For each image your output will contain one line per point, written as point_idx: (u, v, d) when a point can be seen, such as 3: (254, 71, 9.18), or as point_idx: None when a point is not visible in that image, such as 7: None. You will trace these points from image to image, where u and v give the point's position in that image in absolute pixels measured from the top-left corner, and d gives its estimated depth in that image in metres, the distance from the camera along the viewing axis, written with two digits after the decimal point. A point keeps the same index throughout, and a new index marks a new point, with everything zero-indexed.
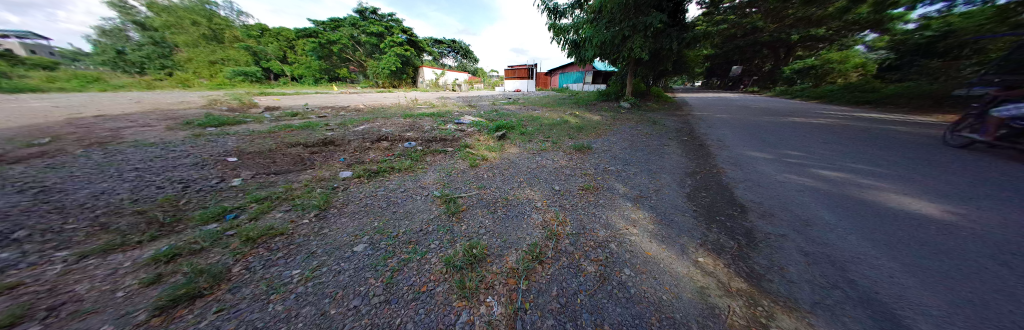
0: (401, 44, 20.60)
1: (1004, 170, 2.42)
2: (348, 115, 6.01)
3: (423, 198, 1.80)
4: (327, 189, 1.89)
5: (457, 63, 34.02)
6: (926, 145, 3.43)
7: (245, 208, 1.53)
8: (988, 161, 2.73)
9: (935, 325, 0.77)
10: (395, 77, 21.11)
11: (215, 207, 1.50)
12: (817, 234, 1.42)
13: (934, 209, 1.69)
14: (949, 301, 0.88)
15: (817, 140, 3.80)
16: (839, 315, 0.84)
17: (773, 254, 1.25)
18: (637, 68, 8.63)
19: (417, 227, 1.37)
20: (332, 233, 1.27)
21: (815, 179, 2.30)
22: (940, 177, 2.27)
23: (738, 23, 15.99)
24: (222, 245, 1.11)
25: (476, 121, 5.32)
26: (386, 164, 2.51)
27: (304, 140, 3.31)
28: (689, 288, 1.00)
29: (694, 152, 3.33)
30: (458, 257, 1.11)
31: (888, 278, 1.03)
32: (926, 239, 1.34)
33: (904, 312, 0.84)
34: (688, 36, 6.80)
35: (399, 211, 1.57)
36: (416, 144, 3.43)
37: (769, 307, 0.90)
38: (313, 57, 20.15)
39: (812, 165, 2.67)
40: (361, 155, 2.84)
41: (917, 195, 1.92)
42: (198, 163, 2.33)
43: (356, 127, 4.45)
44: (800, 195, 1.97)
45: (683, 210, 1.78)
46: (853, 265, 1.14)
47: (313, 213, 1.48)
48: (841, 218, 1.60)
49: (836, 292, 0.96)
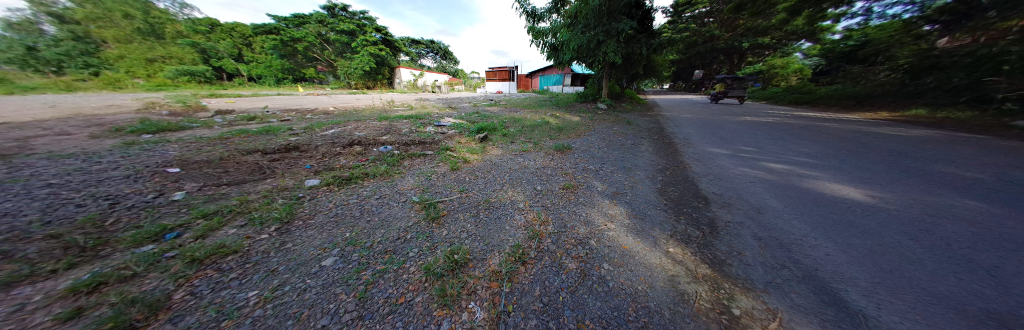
0: (375, 43, 19.96)
1: (910, 159, 2.90)
2: (315, 119, 5.58)
3: (401, 204, 1.72)
4: (290, 199, 1.73)
5: (436, 64, 33.35)
6: (850, 139, 4.02)
7: (189, 226, 1.34)
8: (900, 151, 3.25)
9: (863, 297, 0.91)
10: (368, 78, 20.26)
11: (153, 226, 1.29)
12: (768, 221, 1.59)
13: (860, 194, 1.97)
14: (870, 274, 1.04)
15: (768, 136, 4.27)
16: (787, 292, 0.95)
17: (732, 240, 1.38)
18: (611, 71, 9.11)
19: (393, 235, 1.30)
20: (297, 248, 1.16)
21: (765, 171, 2.58)
22: (862, 166, 2.67)
23: (698, 31, 17.53)
24: (161, 269, 0.96)
25: (457, 123, 5.23)
26: (359, 170, 2.36)
27: (262, 146, 2.99)
28: (663, 277, 1.06)
29: (664, 149, 3.57)
30: (438, 264, 1.07)
31: (825, 257, 1.19)
32: (851, 219, 1.58)
33: (838, 286, 0.98)
34: (656, 42, 7.34)
35: (373, 220, 1.48)
36: (393, 148, 3.28)
37: (730, 289, 0.99)
38: (274, 55, 18.49)
39: (763, 159, 3.00)
40: (330, 161, 2.65)
41: (845, 182, 2.24)
42: (130, 175, 2.01)
43: (325, 131, 4.15)
44: (754, 186, 2.21)
45: (655, 203, 1.90)
46: (797, 246, 1.29)
47: (274, 227, 1.34)
48: (785, 205, 1.82)
49: (785, 271, 1.09)
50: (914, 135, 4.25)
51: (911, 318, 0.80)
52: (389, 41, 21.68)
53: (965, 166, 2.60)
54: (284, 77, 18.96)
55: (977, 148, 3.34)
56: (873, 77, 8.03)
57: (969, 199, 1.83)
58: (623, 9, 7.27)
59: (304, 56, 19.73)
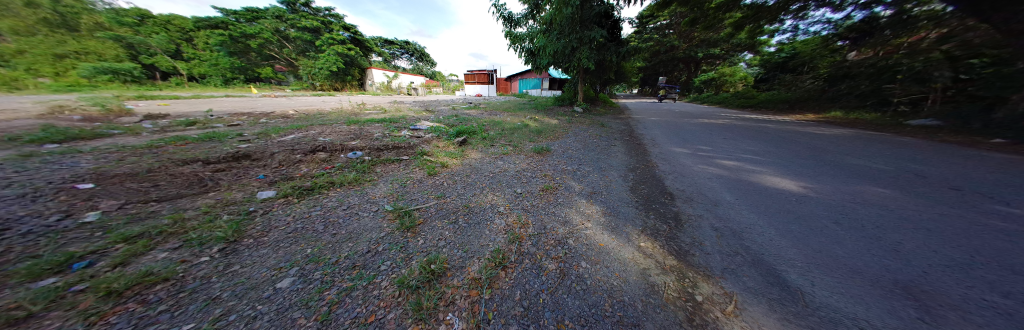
0: (343, 43, 18.79)
1: (833, 154, 3.43)
2: (272, 123, 5.04)
3: (372, 214, 1.61)
4: (239, 215, 1.52)
5: (412, 65, 32.20)
6: (786, 138, 4.66)
7: (107, 252, 1.09)
8: (823, 148, 3.84)
9: (800, 277, 1.04)
10: (335, 79, 18.95)
11: (56, 254, 1.03)
12: (723, 213, 1.77)
13: (794, 186, 2.28)
14: (804, 256, 1.20)
15: (721, 136, 4.78)
16: (740, 276, 1.06)
17: (694, 232, 1.50)
18: (586, 76, 9.58)
19: (362, 248, 1.21)
20: (247, 270, 1.02)
21: (720, 168, 2.88)
22: (795, 161, 3.10)
23: (660, 41, 19.23)
24: (65, 306, 0.77)
25: (434, 126, 5.08)
26: (323, 179, 2.17)
27: (204, 155, 2.61)
28: (635, 271, 1.12)
29: (634, 150, 3.81)
30: (413, 276, 1.01)
31: (770, 242, 1.35)
32: (788, 207, 1.83)
33: (780, 267, 1.12)
34: (624, 50, 7.86)
35: (339, 233, 1.35)
36: (363, 153, 3.07)
37: (694, 277, 1.07)
38: (222, 52, 16.32)
39: (718, 157, 3.34)
40: (289, 170, 2.40)
41: (783, 175, 2.58)
42: (21, 194, 1.61)
43: (283, 137, 3.76)
44: (711, 181, 2.45)
45: (627, 201, 2.01)
46: (748, 234, 1.45)
47: (217, 248, 1.16)
48: (738, 198, 2.03)
49: (738, 258, 1.21)
50: (832, 134, 5.06)
51: (834, 291, 0.95)
52: (357, 39, 20.54)
53: (869, 159, 3.14)
54: (233, 77, 16.54)
55: (877, 144, 4.06)
56: (800, 84, 9.46)
57: (876, 187, 2.21)
58: (595, 18, 7.69)
59: (258, 54, 17.77)
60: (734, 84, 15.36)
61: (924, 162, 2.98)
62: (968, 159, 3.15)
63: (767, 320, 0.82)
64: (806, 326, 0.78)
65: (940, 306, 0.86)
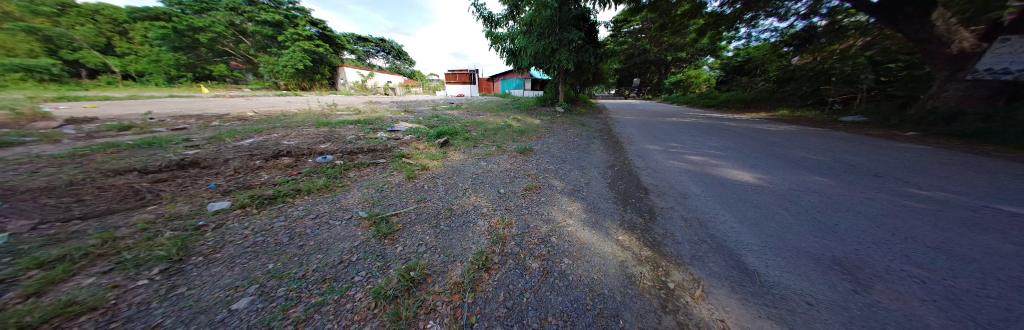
0: (310, 39, 17.46)
1: (785, 148, 3.83)
2: (227, 126, 4.54)
3: (345, 223, 1.51)
4: (185, 231, 1.33)
5: (389, 64, 30.85)
6: (745, 134, 5.13)
7: (19, 281, 0.90)
8: (775, 143, 4.29)
9: (757, 260, 1.16)
10: (302, 77, 17.54)
11: None
12: (692, 204, 1.90)
13: (752, 177, 2.52)
14: (760, 240, 1.34)
15: (690, 134, 5.14)
16: (706, 262, 1.17)
17: (666, 223, 1.61)
18: (566, 77, 9.83)
19: (334, 260, 1.12)
20: (194, 292, 0.90)
21: (688, 163, 3.10)
22: (752, 155, 3.41)
23: (634, 45, 20.35)
24: None
25: (413, 128, 4.89)
26: (287, 186, 2.00)
27: (142, 165, 2.27)
28: (613, 263, 1.17)
29: (612, 148, 3.99)
30: (391, 285, 0.97)
31: (732, 229, 1.48)
32: (747, 196, 2.03)
33: (740, 251, 1.24)
34: (601, 52, 8.17)
35: (308, 244, 1.26)
36: (335, 157, 2.88)
37: (666, 265, 1.15)
38: (164, 47, 14.36)
39: (687, 153, 3.60)
40: (247, 178, 2.18)
41: (741, 168, 2.84)
42: None
43: (240, 141, 3.41)
44: (681, 175, 2.63)
45: (606, 197, 2.10)
46: (712, 223, 1.58)
47: (162, 270, 1.01)
48: (704, 190, 2.20)
49: (704, 245, 1.32)
50: (781, 130, 5.67)
51: (782, 270, 1.08)
52: (326, 35, 19.22)
53: (810, 152, 3.58)
54: (180, 75, 14.64)
55: (816, 138, 4.64)
56: (755, 86, 10.50)
57: (819, 177, 2.50)
58: (573, 21, 7.94)
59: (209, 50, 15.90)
60: (699, 86, 16.71)
61: (852, 154, 3.45)
62: (885, 150, 3.70)
63: (729, 302, 0.90)
64: (760, 304, 0.87)
65: (866, 277, 1.00)
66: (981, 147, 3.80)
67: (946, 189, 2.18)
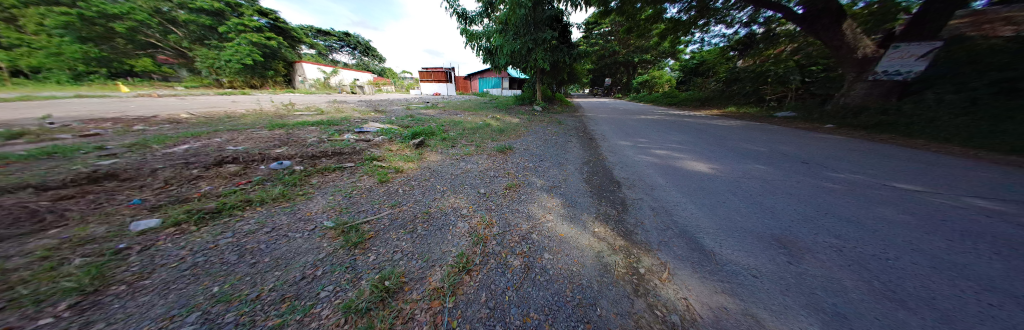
0: (259, 30, 15.53)
1: (735, 141, 4.32)
2: (157, 131, 3.86)
3: (307, 234, 1.37)
4: (100, 257, 1.07)
5: (355, 60, 28.69)
6: (701, 129, 5.70)
7: None
8: (727, 136, 4.83)
9: (714, 241, 1.30)
10: (252, 74, 15.55)
11: None
12: (660, 195, 2.06)
13: (708, 168, 2.81)
14: (716, 224, 1.50)
15: (656, 130, 5.56)
16: (671, 246, 1.28)
17: (637, 213, 1.73)
18: (542, 76, 10.02)
19: (294, 276, 1.01)
20: (113, 328, 0.73)
21: (655, 156, 3.36)
22: (708, 148, 3.79)
23: (604, 46, 21.46)
24: None
25: (385, 128, 4.63)
26: (235, 198, 1.77)
27: (32, 179, 1.82)
28: (590, 255, 1.23)
29: (587, 145, 4.17)
30: (363, 298, 0.90)
31: (693, 216, 1.64)
32: (704, 185, 2.25)
33: (699, 235, 1.38)
34: (574, 52, 8.45)
35: (262, 261, 1.12)
36: (293, 162, 2.61)
37: (638, 253, 1.24)
38: (66, 36, 11.66)
39: (654, 147, 3.89)
40: (182, 190, 1.87)
41: (699, 160, 3.16)
42: None
43: (173, 148, 2.91)
44: (650, 169, 2.83)
45: (583, 192, 2.19)
46: (677, 211, 1.73)
47: (69, 304, 0.80)
48: (669, 181, 2.40)
49: (670, 231, 1.44)
50: (731, 125, 6.41)
51: (734, 248, 1.22)
52: (279, 27, 17.26)
53: (754, 144, 4.10)
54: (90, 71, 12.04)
55: (758, 132, 5.33)
56: (708, 85, 11.71)
57: (761, 166, 2.87)
58: (547, 21, 8.09)
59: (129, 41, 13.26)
60: (662, 86, 18.21)
61: (785, 144, 4.04)
62: (808, 140, 4.40)
63: (691, 281, 1.00)
64: (716, 280, 0.99)
65: (797, 250, 1.18)
66: (877, 136, 4.67)
67: (851, 171, 2.66)
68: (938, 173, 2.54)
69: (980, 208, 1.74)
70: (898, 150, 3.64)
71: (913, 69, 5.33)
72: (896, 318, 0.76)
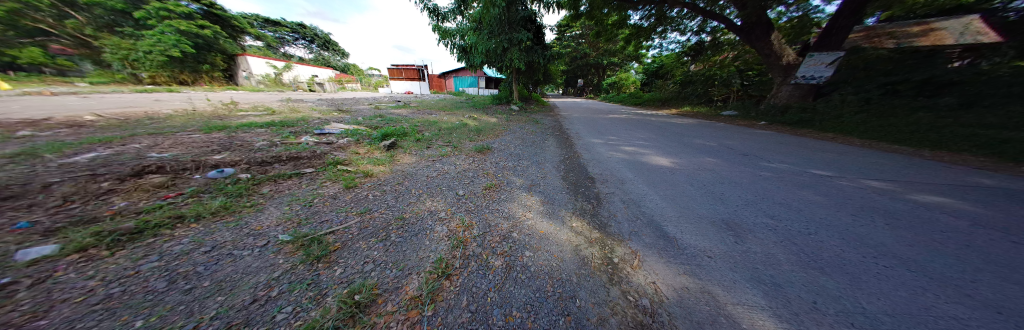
0: (190, 18, 13.32)
1: (692, 138, 4.80)
2: (50, 136, 3.11)
3: (257, 251, 1.21)
4: None
5: (314, 55, 26.05)
6: (664, 127, 6.23)
7: None
8: (686, 133, 5.33)
9: (679, 230, 1.42)
10: (182, 67, 13.22)
11: None
12: (630, 189, 2.20)
13: (670, 162, 3.07)
14: (680, 214, 1.63)
15: (625, 128, 5.95)
16: (640, 236, 1.38)
17: (609, 206, 1.84)
18: (518, 76, 10.11)
19: (243, 300, 0.88)
20: None
21: (625, 153, 3.58)
22: (670, 144, 4.15)
23: (576, 49, 22.37)
24: None
25: (350, 129, 4.26)
26: (162, 214, 1.49)
27: None
28: (568, 249, 1.27)
29: (563, 143, 4.31)
30: (330, 316, 0.82)
31: (658, 207, 1.78)
32: (668, 178, 2.46)
33: (666, 224, 1.49)
34: (548, 53, 8.65)
35: (201, 286, 0.95)
36: (237, 170, 2.27)
37: (611, 243, 1.31)
38: None
39: (624, 144, 4.15)
40: (89, 208, 1.52)
41: (662, 155, 3.46)
42: None
43: (75, 157, 2.36)
44: (620, 164, 3.01)
45: (560, 189, 2.25)
46: (645, 202, 1.86)
47: None
48: (638, 176, 2.57)
49: (640, 223, 1.54)
50: (688, 123, 7.13)
51: (694, 234, 1.35)
52: (216, 14, 14.81)
53: (706, 139, 4.62)
54: None
55: (710, 128, 6.00)
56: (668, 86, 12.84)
57: (714, 159, 3.22)
58: (521, 21, 8.15)
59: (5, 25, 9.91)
60: (630, 87, 19.54)
61: (731, 139, 4.60)
62: (749, 135, 5.08)
63: (657, 266, 1.10)
64: (678, 263, 1.09)
65: (741, 232, 1.36)
66: (800, 130, 5.56)
67: (782, 161, 3.13)
68: (842, 161, 3.12)
69: (872, 187, 2.18)
70: (814, 142, 4.39)
71: (823, 75, 6.48)
72: (816, 283, 0.92)
